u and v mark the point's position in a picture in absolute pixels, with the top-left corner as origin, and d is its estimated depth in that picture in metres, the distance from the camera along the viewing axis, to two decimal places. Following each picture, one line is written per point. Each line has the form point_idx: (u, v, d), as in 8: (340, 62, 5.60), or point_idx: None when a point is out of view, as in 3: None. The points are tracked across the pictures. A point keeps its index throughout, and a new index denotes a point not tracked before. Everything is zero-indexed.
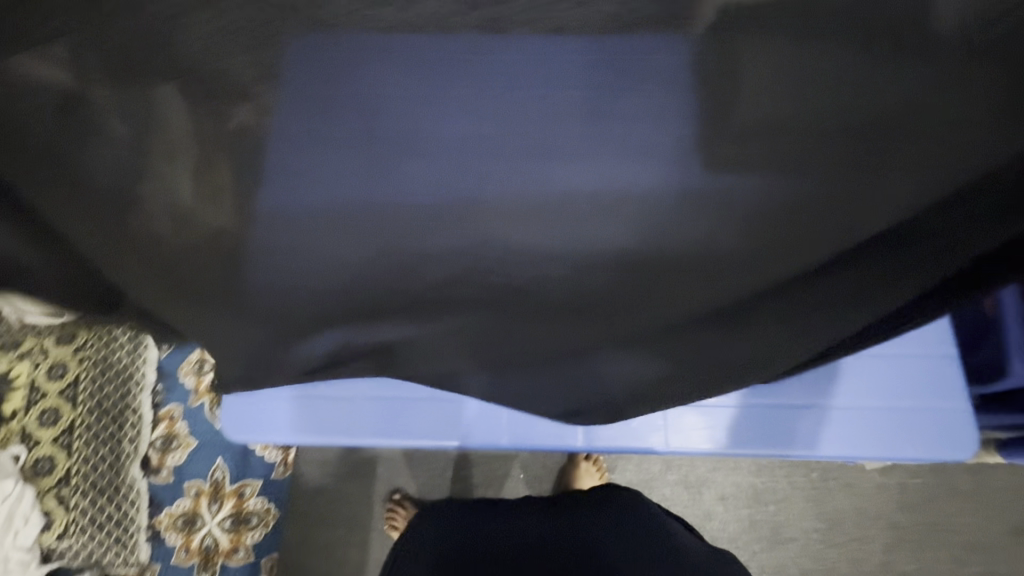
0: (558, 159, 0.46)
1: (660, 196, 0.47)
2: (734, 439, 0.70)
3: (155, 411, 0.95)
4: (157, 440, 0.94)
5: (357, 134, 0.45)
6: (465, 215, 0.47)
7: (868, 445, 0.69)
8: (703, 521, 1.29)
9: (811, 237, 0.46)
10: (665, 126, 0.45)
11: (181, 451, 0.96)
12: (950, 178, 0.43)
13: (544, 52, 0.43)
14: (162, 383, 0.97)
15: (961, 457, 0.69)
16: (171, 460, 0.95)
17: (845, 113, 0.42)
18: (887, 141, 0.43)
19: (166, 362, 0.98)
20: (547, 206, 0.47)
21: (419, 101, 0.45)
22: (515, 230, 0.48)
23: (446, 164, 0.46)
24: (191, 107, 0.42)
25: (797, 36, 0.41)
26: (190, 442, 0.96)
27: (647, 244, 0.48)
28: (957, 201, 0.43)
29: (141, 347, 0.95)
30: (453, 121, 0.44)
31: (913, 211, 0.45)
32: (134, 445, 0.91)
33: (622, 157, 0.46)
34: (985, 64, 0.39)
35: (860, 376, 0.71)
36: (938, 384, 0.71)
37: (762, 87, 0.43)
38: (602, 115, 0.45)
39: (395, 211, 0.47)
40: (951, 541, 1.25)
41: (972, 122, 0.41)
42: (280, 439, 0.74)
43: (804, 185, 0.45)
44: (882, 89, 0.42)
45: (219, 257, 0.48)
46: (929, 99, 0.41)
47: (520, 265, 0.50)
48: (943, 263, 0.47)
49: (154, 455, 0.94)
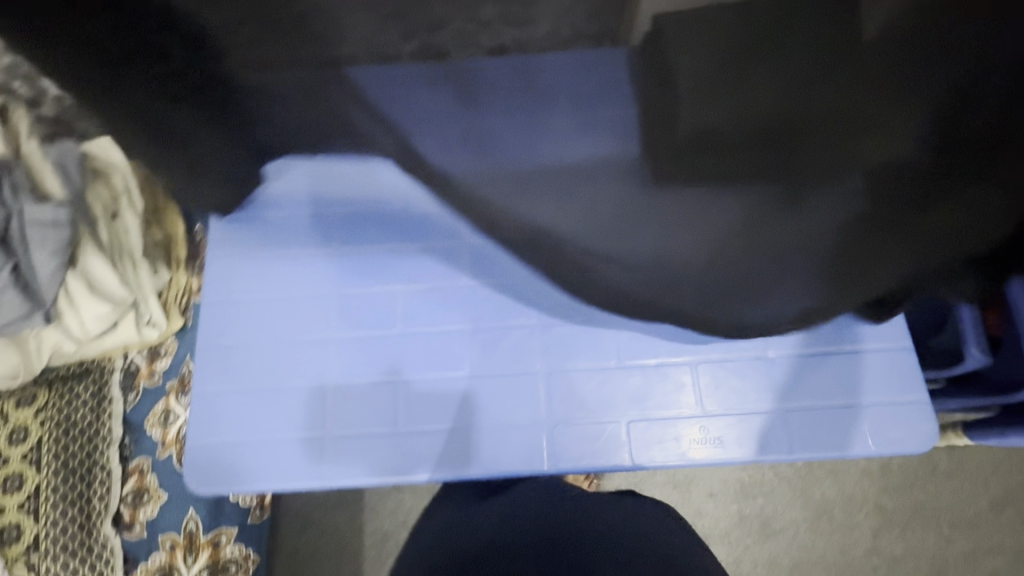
0: (553, 139, 0.58)
1: (631, 177, 0.59)
2: (699, 447, 0.71)
3: (123, 467, 0.88)
4: (128, 495, 0.87)
5: (436, 129, 0.56)
6: (514, 200, 0.63)
7: (833, 446, 0.70)
8: (693, 519, 1.29)
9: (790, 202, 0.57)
10: (608, 136, 0.56)
11: (152, 505, 0.87)
12: (903, 134, 0.50)
13: (522, 72, 0.50)
14: (129, 437, 0.90)
15: (925, 448, 0.70)
16: (143, 515, 0.87)
17: (765, 110, 0.50)
18: (841, 106, 0.48)
19: (133, 413, 0.91)
20: (573, 186, 0.61)
21: (445, 126, 0.55)
22: (557, 200, 0.62)
23: (478, 165, 0.59)
24: (283, 130, 0.53)
25: (725, 47, 0.45)
26: (160, 495, 0.88)
27: (648, 218, 0.62)
28: (933, 141, 0.50)
29: (106, 401, 0.89)
30: (467, 148, 0.58)
31: (883, 161, 0.52)
32: (104, 502, 0.85)
33: (589, 145, 0.58)
34: (902, 40, 0.44)
35: (821, 376, 0.72)
36: (893, 377, 0.72)
37: (697, 91, 0.49)
38: (575, 116, 0.56)
39: (480, 189, 0.62)
40: (936, 518, 1.27)
41: (924, 74, 0.45)
42: (244, 488, 0.73)
43: (772, 163, 0.54)
44: (798, 88, 0.48)
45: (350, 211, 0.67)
46: (879, 73, 0.46)
47: (573, 226, 0.64)
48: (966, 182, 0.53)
49: (126, 511, 0.87)
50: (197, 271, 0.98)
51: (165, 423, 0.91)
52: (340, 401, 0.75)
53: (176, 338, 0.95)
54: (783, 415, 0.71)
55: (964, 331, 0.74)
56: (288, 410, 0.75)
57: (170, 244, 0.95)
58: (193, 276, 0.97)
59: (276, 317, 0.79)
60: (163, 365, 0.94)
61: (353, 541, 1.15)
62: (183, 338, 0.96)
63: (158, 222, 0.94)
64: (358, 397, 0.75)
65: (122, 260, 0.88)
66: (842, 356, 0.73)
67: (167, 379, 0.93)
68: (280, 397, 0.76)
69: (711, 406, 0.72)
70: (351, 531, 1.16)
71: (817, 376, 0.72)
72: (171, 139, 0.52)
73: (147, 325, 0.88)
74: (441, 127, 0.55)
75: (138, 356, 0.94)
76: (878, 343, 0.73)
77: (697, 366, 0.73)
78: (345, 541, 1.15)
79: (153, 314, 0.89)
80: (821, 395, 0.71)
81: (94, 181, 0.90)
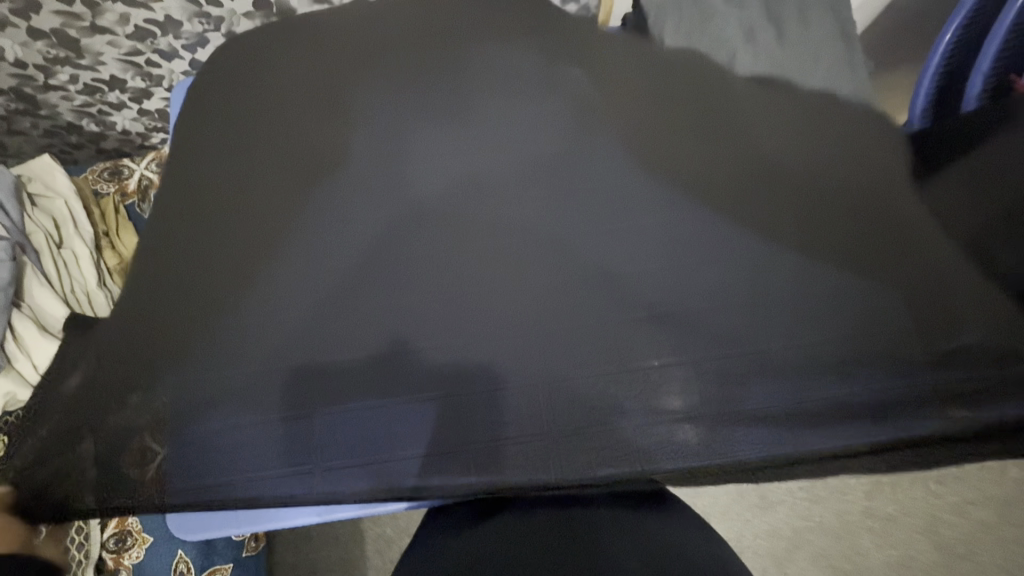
0: (526, 87, 0.82)
1: (587, 118, 0.79)
2: (728, 452, 0.62)
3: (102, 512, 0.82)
4: (109, 541, 0.81)
5: (426, 117, 0.82)
6: (510, 143, 0.79)
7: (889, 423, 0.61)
8: (693, 498, 1.31)
9: (727, 138, 0.77)
10: (562, 91, 0.82)
11: (138, 548, 0.82)
12: (749, 105, 0.79)
13: (494, 61, 0.85)
14: None
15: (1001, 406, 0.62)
16: (129, 560, 0.82)
17: (649, 90, 0.81)
18: (702, 97, 0.81)
19: None
20: (550, 143, 0.78)
21: (440, 108, 0.82)
22: (545, 145, 0.78)
23: (482, 117, 0.81)
24: (364, 123, 0.82)
25: (605, 66, 0.84)
26: (146, 538, 0.82)
27: (639, 162, 0.76)
28: (766, 102, 0.79)
29: None
30: (467, 105, 0.82)
31: (749, 116, 0.78)
32: (83, 550, 0.79)
33: (545, 92, 0.82)
34: (687, 58, 0.84)
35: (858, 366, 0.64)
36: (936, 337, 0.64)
37: (596, 77, 0.83)
38: (530, 78, 0.83)
39: (478, 149, 0.79)
40: (924, 476, 1.30)
41: (713, 77, 0.82)
42: (236, 530, 0.68)
43: (688, 121, 0.79)
44: (660, 80, 0.82)
45: (372, 172, 0.78)
46: (696, 74, 0.82)
47: (569, 165, 0.77)
48: (822, 128, 0.77)
49: (108, 557, 0.81)
50: None
51: None
52: (311, 436, 0.63)
53: None
54: (826, 409, 0.62)
55: None
56: (248, 453, 0.63)
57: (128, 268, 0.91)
58: None
59: (234, 340, 0.69)
60: None
61: (356, 555, 1.12)
62: None
63: (114, 248, 0.91)
64: (335, 426, 0.63)
65: (77, 294, 0.83)
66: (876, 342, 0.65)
67: None
68: (240, 439, 0.63)
69: (737, 392, 0.64)
70: (354, 544, 1.13)
71: (861, 365, 0.63)
72: (309, 138, 0.81)
73: None
74: (433, 116, 0.82)
75: None
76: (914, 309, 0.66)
77: (724, 364, 0.65)
78: (349, 555, 1.12)
79: None
80: (860, 369, 0.63)
81: (33, 210, 0.84)
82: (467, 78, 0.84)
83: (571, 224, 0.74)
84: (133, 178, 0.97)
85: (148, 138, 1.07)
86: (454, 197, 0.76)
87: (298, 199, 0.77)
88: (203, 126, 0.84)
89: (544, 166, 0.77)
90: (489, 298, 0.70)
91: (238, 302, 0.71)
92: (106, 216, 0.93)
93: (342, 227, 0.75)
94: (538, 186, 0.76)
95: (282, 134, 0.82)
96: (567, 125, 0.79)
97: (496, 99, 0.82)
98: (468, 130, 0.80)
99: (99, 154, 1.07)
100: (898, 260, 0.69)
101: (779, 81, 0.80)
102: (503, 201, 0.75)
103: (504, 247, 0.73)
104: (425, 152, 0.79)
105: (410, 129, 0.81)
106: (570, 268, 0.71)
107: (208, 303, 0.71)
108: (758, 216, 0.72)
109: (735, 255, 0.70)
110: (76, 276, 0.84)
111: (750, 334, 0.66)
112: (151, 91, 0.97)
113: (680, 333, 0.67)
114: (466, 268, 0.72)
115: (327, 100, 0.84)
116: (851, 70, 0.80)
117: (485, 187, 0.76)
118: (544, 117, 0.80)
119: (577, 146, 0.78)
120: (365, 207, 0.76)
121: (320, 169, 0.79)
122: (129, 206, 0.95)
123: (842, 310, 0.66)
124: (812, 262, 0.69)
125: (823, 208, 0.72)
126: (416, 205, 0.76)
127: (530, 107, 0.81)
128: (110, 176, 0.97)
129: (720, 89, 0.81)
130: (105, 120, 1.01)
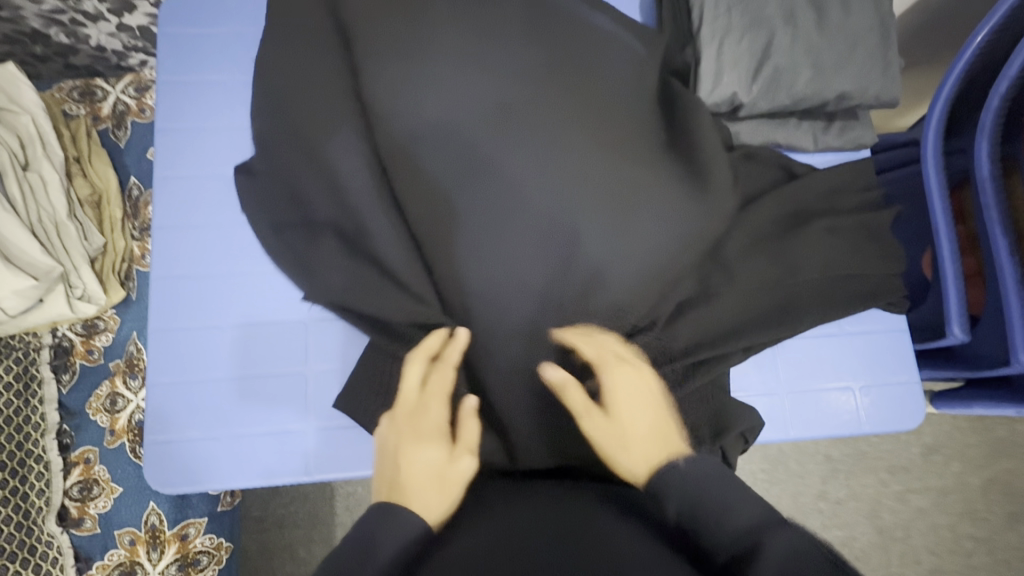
0: (525, 24, 0.70)
1: (587, 72, 0.70)
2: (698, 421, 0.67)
3: (65, 457, 0.79)
4: (73, 489, 0.78)
5: (406, 48, 0.68)
6: (497, 88, 0.67)
7: (823, 422, 0.71)
8: None
9: (733, 129, 0.74)
10: (567, 39, 0.71)
11: (105, 498, 0.78)
12: (773, 92, 0.70)
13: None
14: (69, 423, 0.80)
15: (907, 427, 0.72)
16: (94, 509, 0.78)
17: (667, 57, 0.73)
18: (727, 71, 0.69)
19: (71, 398, 0.81)
20: (541, 93, 0.68)
21: (426, 40, 0.68)
22: (535, 96, 0.68)
23: (465, 55, 0.68)
24: (345, 61, 0.69)
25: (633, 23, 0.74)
26: (114, 488, 0.78)
27: (639, 134, 0.69)
28: (792, 89, 0.69)
29: (66, 372, 0.82)
30: (450, 37, 0.68)
31: (770, 105, 0.70)
32: (45, 497, 0.76)
33: (543, 34, 0.70)
34: (714, 15, 0.69)
35: (822, 352, 0.73)
36: (891, 361, 0.73)
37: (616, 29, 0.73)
38: (536, 17, 0.71)
39: (461, 91, 0.67)
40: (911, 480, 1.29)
41: (740, 45, 0.69)
42: (213, 469, 0.65)
43: (701, 99, 0.70)
44: (683, 47, 0.73)
45: (352, 118, 0.68)
46: (720, 38, 0.69)
47: (560, 123, 0.67)
48: (830, 129, 0.75)
49: (72, 505, 0.77)
50: (133, 231, 0.87)
51: (111, 409, 0.80)
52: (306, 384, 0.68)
53: (116, 313, 0.83)
54: (779, 393, 0.72)
55: (947, 308, 0.76)
56: (249, 391, 0.67)
57: (99, 201, 0.84)
58: (131, 239, 0.86)
59: (237, 304, 0.69)
60: (103, 342, 0.83)
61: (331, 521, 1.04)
62: (123, 312, 0.84)
63: (85, 175, 0.83)
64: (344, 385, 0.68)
65: (44, 225, 0.75)
66: (848, 341, 0.73)
67: (109, 359, 0.82)
68: (206, 382, 0.67)
69: (717, 372, 0.68)
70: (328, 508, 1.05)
71: (814, 353, 0.72)
72: (290, 69, 0.69)
73: (81, 300, 0.76)
74: (408, 48, 0.68)
75: (71, 331, 0.83)
76: (875, 325, 0.74)
77: (721, 359, 0.68)
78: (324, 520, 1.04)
79: (88, 286, 0.76)
80: (810, 370, 0.72)
81: None
82: (463, 42, 0.68)
83: (565, 193, 0.66)
84: (108, 101, 0.89)
85: (125, 57, 0.94)
86: (433, 148, 0.66)
87: (282, 146, 0.68)
88: (186, 55, 0.74)
89: (534, 123, 0.67)
90: (487, 281, 0.64)
91: (228, 250, 0.70)
92: (77, 140, 0.85)
93: (332, 185, 0.67)
94: (530, 145, 0.66)
95: (266, 63, 0.70)
96: (588, 117, 0.68)
97: (495, 54, 0.68)
98: (472, 110, 0.67)
99: (66, 71, 0.96)
100: (877, 264, 0.71)
101: (815, 60, 0.69)
102: (511, 198, 0.65)
103: (493, 214, 0.65)
104: (400, 94, 0.66)
105: (398, 86, 0.67)
106: (571, 286, 0.65)
107: (202, 252, 0.70)
108: (760, 211, 0.71)
109: (748, 249, 0.71)
110: (42, 204, 0.76)
111: (747, 328, 0.68)
112: (133, 4, 0.84)
113: (688, 325, 0.68)
114: (468, 261, 0.64)
115: (313, 29, 0.70)
116: (886, 56, 0.70)
117: (493, 179, 0.66)
118: (545, 73, 0.69)
119: (593, 143, 0.67)
120: (352, 187, 0.66)
121: (297, 105, 0.68)
122: (103, 132, 0.88)
123: (823, 310, 0.69)
124: (807, 263, 0.70)
125: (833, 206, 0.73)
126: (395, 151, 0.66)
127: (526, 53, 0.69)
128: (81, 96, 0.88)
129: (747, 62, 0.69)
130: (77, 32, 0.88)
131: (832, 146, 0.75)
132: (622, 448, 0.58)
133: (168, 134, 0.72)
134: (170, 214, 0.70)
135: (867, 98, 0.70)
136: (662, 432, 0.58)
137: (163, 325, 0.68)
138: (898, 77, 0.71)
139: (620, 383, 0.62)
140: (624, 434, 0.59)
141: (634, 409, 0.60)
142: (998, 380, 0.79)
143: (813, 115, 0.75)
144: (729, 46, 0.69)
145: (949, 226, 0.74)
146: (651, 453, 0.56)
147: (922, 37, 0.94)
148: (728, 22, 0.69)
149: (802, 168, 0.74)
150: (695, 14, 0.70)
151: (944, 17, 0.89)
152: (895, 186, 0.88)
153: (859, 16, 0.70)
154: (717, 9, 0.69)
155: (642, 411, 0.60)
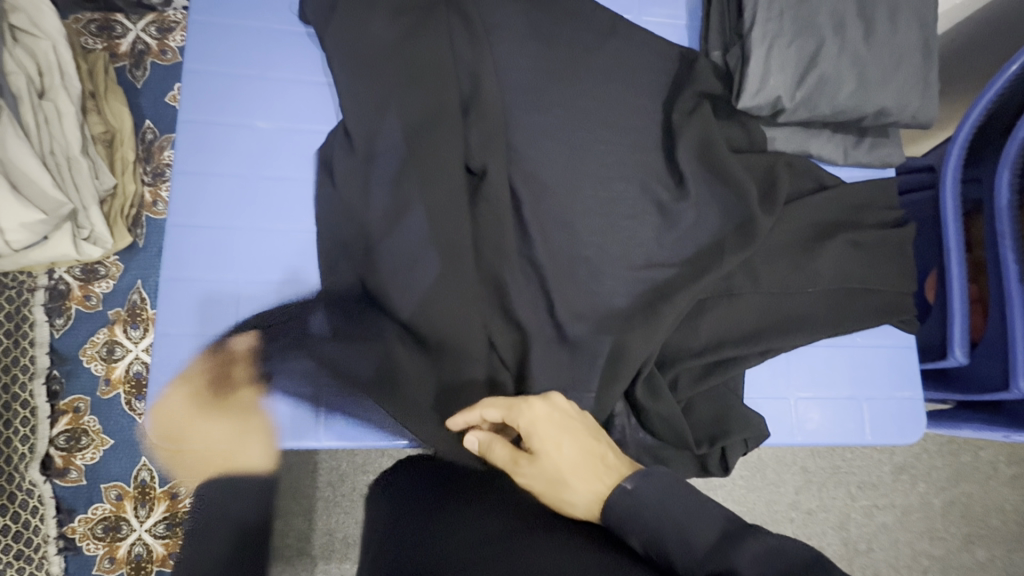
0: (578, 15, 0.72)
1: (634, 68, 0.72)
2: (713, 419, 0.69)
3: (53, 404, 0.78)
4: (60, 438, 0.77)
5: (462, 22, 0.68)
6: (548, 74, 0.69)
7: (828, 430, 0.73)
8: None
9: (767, 136, 0.75)
10: (617, 32, 0.73)
11: (93, 450, 0.78)
12: (817, 100, 0.70)
13: None
14: (60, 369, 0.80)
15: (908, 441, 0.74)
16: (80, 460, 0.77)
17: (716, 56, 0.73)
18: (774, 74, 0.69)
19: (62, 343, 0.80)
20: (587, 82, 0.69)
21: (483, 18, 0.69)
22: (583, 84, 0.69)
23: (519, 37, 0.69)
24: (393, 16, 0.66)
25: None
26: (104, 440, 0.78)
27: (685, 127, 0.69)
28: (837, 98, 0.70)
29: (61, 318, 0.81)
30: (504, 18, 0.69)
31: (811, 113, 0.71)
32: (29, 445, 0.76)
33: (591, 26, 0.72)
34: (767, 18, 0.70)
35: (833, 362, 0.75)
36: (898, 377, 0.76)
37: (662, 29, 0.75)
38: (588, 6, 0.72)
39: (511, 73, 0.68)
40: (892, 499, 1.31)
41: (790, 50, 0.70)
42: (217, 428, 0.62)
43: (743, 101, 0.70)
44: (727, 51, 0.74)
45: (399, 76, 0.65)
46: (772, 40, 0.69)
47: (604, 114, 0.69)
48: (862, 145, 0.77)
49: (58, 455, 0.77)
50: (143, 175, 0.87)
51: (108, 358, 0.80)
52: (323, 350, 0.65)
53: (120, 259, 0.83)
54: (788, 397, 0.73)
55: (950, 330, 0.78)
56: (254, 353, 0.64)
57: (112, 140, 0.84)
58: (142, 183, 0.86)
59: (258, 260, 0.67)
60: (102, 288, 0.82)
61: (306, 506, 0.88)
62: (128, 260, 0.84)
63: (99, 112, 0.82)
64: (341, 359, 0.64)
65: (57, 157, 0.73)
66: (856, 352, 0.75)
67: (108, 307, 0.82)
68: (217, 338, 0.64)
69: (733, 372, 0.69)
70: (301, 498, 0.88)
71: (823, 361, 0.75)
72: (333, 20, 0.67)
73: (87, 242, 0.75)
74: (467, 22, 0.68)
75: (69, 275, 0.82)
76: (880, 341, 0.76)
77: (737, 362, 0.69)
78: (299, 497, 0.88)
79: (95, 228, 0.75)
80: (820, 379, 0.74)
81: (13, 47, 0.72)
82: (512, 33, 0.69)
83: (602, 182, 0.67)
84: (126, 38, 0.90)
85: None
86: (478, 118, 0.66)
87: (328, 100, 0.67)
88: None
89: (581, 111, 0.68)
90: (521, 260, 0.64)
91: (254, 205, 0.68)
92: (94, 75, 0.84)
93: (371, 146, 0.65)
94: (575, 130, 0.68)
95: (318, 16, 0.69)
96: (629, 116, 0.70)
97: (547, 40, 0.70)
98: (509, 105, 0.67)
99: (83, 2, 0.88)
100: (893, 280, 0.73)
101: (859, 74, 0.70)
102: (532, 192, 0.65)
103: (532, 191, 0.65)
104: (453, 65, 0.66)
105: (449, 55, 0.66)
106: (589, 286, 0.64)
107: (225, 204, 0.68)
108: (787, 218, 0.72)
109: (771, 255, 0.71)
110: (56, 135, 0.73)
111: (772, 331, 0.69)
112: None
113: (712, 321, 0.69)
114: (506, 237, 0.64)
115: None
116: (926, 78, 0.72)
117: (531, 160, 0.66)
118: (594, 64, 0.70)
119: (627, 144, 0.69)
120: (391, 148, 0.64)
121: (342, 59, 0.66)
122: (119, 69, 0.89)
123: (840, 319, 0.71)
124: (827, 271, 0.71)
125: (854, 221, 0.75)
126: (437, 117, 0.65)
127: (575, 43, 0.70)
128: (98, 30, 0.89)
129: (795, 69, 0.70)
130: None
131: (864, 162, 0.77)
132: (559, 488, 0.50)
133: (198, 76, 0.70)
134: (196, 161, 0.68)
135: (905, 117, 0.72)
136: (596, 452, 0.52)
137: (172, 273, 0.65)
138: (936, 99, 0.72)
139: (534, 422, 0.53)
140: (557, 481, 0.50)
141: (554, 445, 0.52)
142: (988, 406, 0.82)
143: (846, 128, 0.76)
144: (778, 50, 0.69)
145: (961, 251, 0.76)
146: (592, 483, 0.49)
147: (959, 58, 0.95)
148: (779, 26, 0.70)
149: (828, 182, 0.76)
150: (748, 14, 0.70)
151: (982, 48, 0.91)
152: (911, 207, 0.89)
153: (905, 35, 0.72)
154: (770, 13, 0.70)
155: (565, 442, 0.52)
